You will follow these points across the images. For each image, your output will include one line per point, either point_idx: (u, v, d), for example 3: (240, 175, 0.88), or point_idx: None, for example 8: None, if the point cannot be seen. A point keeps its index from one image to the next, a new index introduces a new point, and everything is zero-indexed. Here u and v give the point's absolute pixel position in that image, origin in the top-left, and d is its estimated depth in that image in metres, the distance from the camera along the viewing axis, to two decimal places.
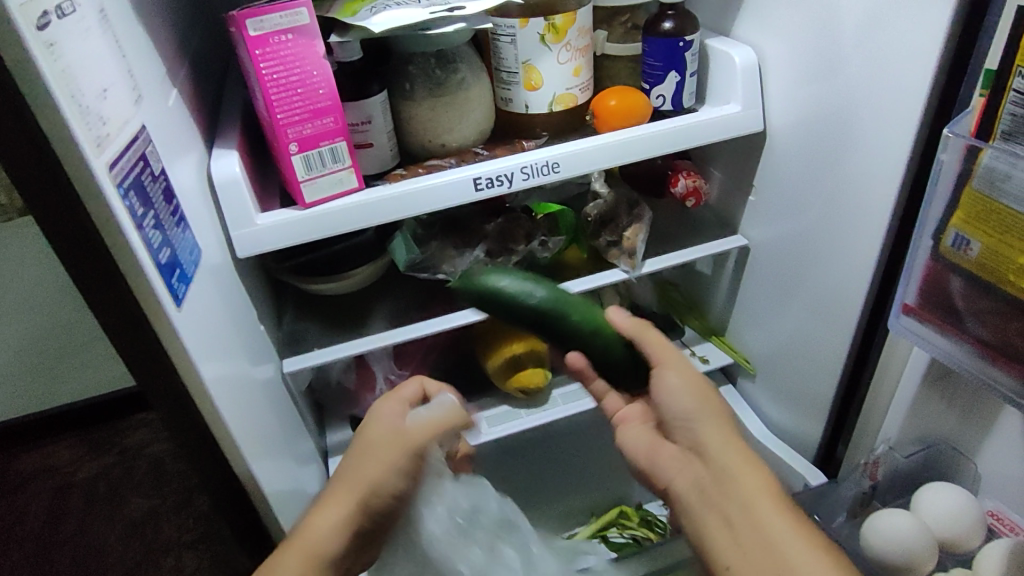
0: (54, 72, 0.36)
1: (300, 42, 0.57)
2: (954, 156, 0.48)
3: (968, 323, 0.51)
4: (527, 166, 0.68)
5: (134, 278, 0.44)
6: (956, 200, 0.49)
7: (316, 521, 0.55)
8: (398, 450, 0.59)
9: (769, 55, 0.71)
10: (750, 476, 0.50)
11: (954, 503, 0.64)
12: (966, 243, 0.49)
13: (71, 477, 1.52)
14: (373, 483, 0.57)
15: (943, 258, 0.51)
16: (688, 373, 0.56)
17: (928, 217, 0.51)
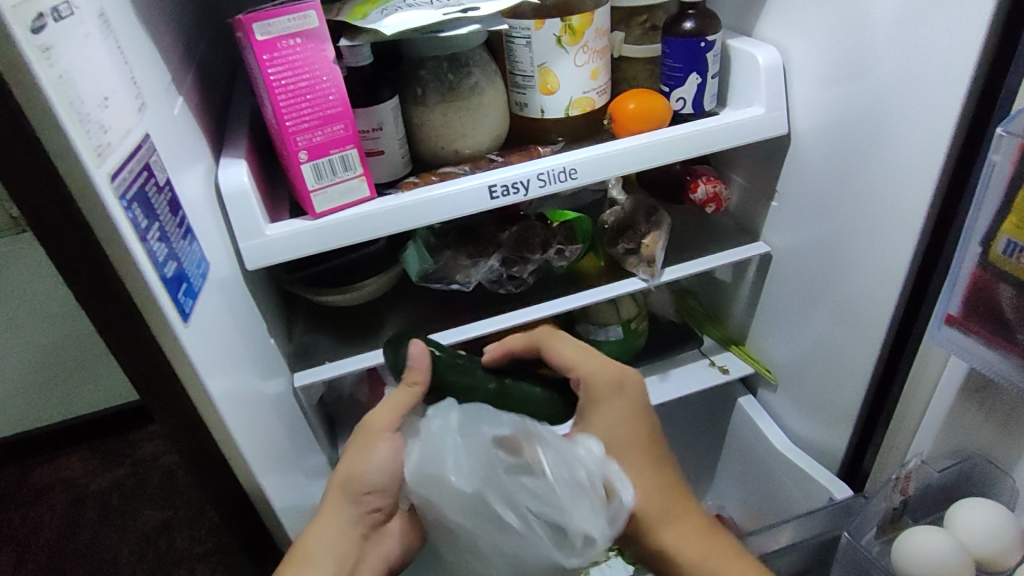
0: (51, 78, 0.34)
1: (309, 47, 0.55)
2: (1008, 156, 0.45)
3: (1019, 335, 0.48)
4: (543, 173, 0.65)
5: (139, 294, 0.41)
6: (1009, 204, 0.46)
7: (309, 536, 0.54)
8: (370, 443, 0.56)
9: (795, 55, 0.68)
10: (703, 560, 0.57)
11: (992, 521, 0.59)
12: (1018, 250, 0.46)
13: (86, 488, 1.51)
14: (346, 473, 0.56)
15: (992, 267, 0.48)
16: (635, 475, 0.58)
17: (976, 222, 0.49)
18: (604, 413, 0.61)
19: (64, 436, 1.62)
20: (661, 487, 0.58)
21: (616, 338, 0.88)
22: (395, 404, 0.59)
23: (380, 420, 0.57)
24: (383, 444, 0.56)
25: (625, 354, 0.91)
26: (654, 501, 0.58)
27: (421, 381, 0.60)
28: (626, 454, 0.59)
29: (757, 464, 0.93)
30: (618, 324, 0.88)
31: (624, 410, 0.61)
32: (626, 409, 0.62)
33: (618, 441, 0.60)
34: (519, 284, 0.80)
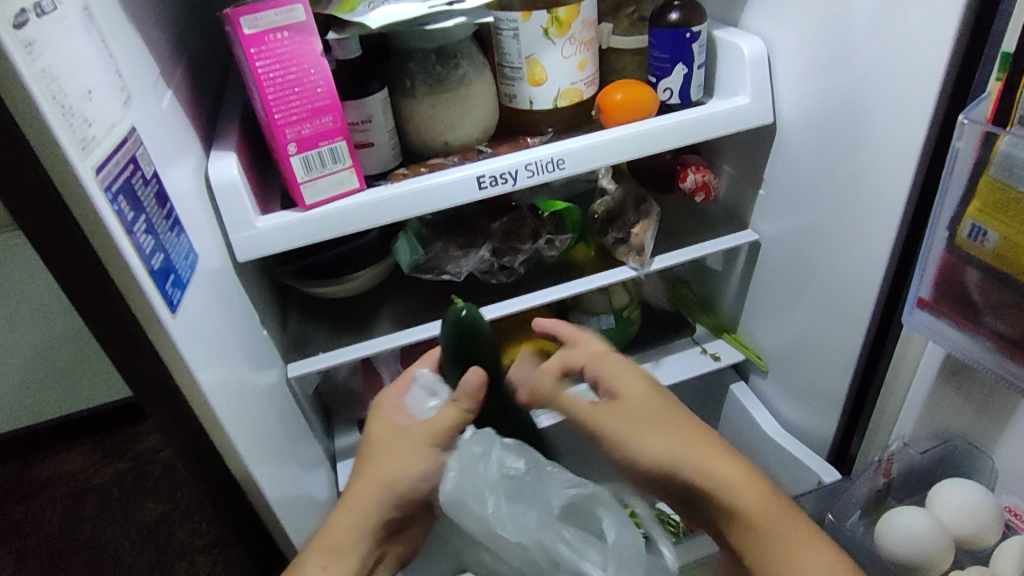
0: (33, 73, 0.35)
1: (296, 40, 0.56)
2: (970, 143, 0.46)
3: (986, 317, 0.49)
4: (531, 163, 0.66)
5: (126, 286, 0.42)
6: (972, 189, 0.47)
7: (340, 521, 0.56)
8: (416, 448, 0.57)
9: (779, 44, 0.69)
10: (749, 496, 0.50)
11: (974, 502, 0.61)
12: (982, 233, 0.47)
13: (87, 482, 1.52)
14: (386, 476, 0.57)
15: (959, 250, 0.49)
16: (656, 422, 0.54)
17: (943, 207, 0.49)
18: (615, 382, 0.58)
19: (63, 431, 1.63)
20: (706, 451, 0.52)
21: (609, 326, 0.89)
22: (445, 420, 0.58)
23: (427, 432, 0.57)
24: (433, 457, 0.57)
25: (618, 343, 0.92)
26: (703, 462, 0.52)
27: (472, 405, 0.57)
28: (666, 429, 0.54)
29: (749, 451, 0.94)
30: (610, 312, 0.89)
31: (636, 373, 0.58)
32: (636, 371, 0.58)
33: (639, 407, 0.55)
34: (510, 273, 0.81)
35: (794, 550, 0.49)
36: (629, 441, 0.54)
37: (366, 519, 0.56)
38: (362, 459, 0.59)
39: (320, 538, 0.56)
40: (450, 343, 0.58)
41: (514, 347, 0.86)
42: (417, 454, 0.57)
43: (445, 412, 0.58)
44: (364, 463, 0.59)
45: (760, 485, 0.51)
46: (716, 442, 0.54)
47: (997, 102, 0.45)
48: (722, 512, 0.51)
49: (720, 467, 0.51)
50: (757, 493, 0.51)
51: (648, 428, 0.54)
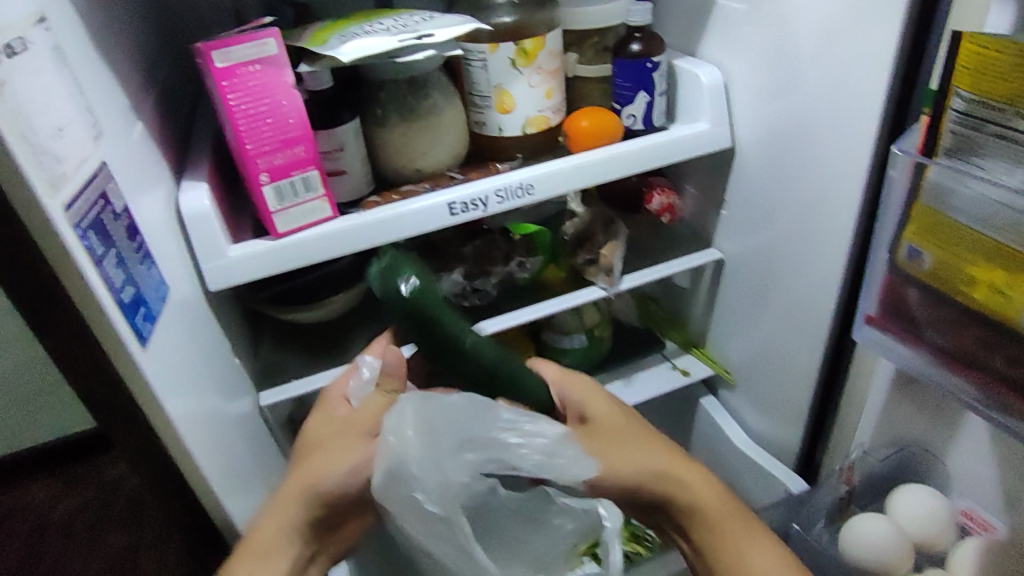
0: (3, 113, 0.35)
1: (268, 72, 0.57)
2: (903, 172, 0.49)
3: (926, 332, 0.51)
4: (501, 190, 0.68)
5: (96, 321, 0.43)
6: (907, 213, 0.49)
7: (268, 523, 0.54)
8: (346, 439, 0.58)
9: (733, 72, 0.72)
10: (707, 499, 0.59)
11: (932, 510, 0.63)
12: (918, 254, 0.49)
13: (48, 515, 1.49)
14: (309, 476, 0.55)
15: (899, 271, 0.51)
16: (628, 440, 0.61)
17: (884, 230, 0.52)
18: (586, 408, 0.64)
19: (25, 463, 1.60)
20: (674, 459, 0.60)
21: (581, 345, 0.91)
22: (371, 410, 0.60)
23: (360, 421, 0.59)
24: (361, 446, 0.57)
25: (590, 360, 0.94)
26: (672, 471, 0.59)
27: (396, 387, 0.62)
28: (644, 447, 0.60)
29: (718, 465, 0.96)
30: (582, 331, 0.91)
31: (604, 391, 0.65)
32: (599, 390, 0.66)
33: (616, 431, 0.61)
34: (483, 297, 0.81)
35: (743, 549, 0.58)
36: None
37: (286, 519, 0.54)
38: (296, 459, 0.59)
39: (246, 544, 0.54)
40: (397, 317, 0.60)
41: None
42: (343, 445, 0.57)
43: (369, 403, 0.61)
44: (293, 463, 0.58)
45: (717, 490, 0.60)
46: (677, 451, 0.62)
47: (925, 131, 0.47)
48: (689, 515, 0.59)
49: (686, 474, 0.60)
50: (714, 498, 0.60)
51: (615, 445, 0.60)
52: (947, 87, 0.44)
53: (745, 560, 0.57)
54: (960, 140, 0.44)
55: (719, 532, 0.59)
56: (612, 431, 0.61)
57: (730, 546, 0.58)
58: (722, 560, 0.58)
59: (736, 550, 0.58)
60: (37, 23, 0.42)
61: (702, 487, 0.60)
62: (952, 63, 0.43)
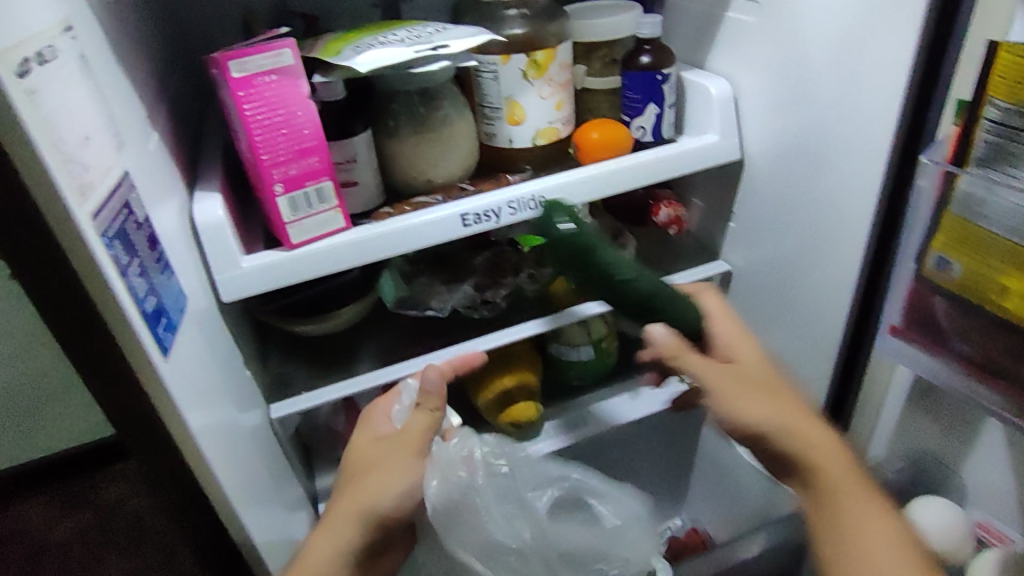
0: (35, 120, 0.35)
1: (283, 83, 0.57)
2: (933, 182, 0.50)
3: (953, 342, 0.52)
4: (513, 201, 0.68)
5: (119, 330, 0.42)
6: (936, 224, 0.50)
7: (318, 546, 0.55)
8: (403, 456, 0.60)
9: (743, 85, 0.72)
10: (831, 457, 0.54)
11: (953, 522, 0.63)
12: (947, 263, 0.50)
13: (45, 538, 1.55)
14: (362, 502, 0.57)
15: (926, 280, 0.52)
16: (771, 394, 0.58)
17: (910, 240, 0.52)
18: (734, 349, 0.62)
19: (30, 479, 1.65)
20: (804, 419, 0.56)
21: (588, 357, 0.91)
22: (417, 430, 0.61)
23: (415, 439, 0.61)
24: (415, 465, 0.60)
25: (597, 373, 0.94)
26: (802, 432, 0.55)
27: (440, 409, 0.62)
28: (776, 397, 0.57)
29: (724, 478, 0.96)
30: (589, 343, 0.91)
31: (750, 336, 0.63)
32: (748, 338, 0.63)
33: (755, 376, 0.59)
34: (492, 308, 0.81)
35: (860, 519, 0.52)
36: (724, 397, 0.57)
37: (342, 541, 0.55)
38: (344, 480, 0.61)
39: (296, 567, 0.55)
40: (567, 255, 0.60)
41: (497, 381, 0.86)
42: (398, 468, 0.59)
43: (416, 420, 0.61)
44: (345, 486, 0.60)
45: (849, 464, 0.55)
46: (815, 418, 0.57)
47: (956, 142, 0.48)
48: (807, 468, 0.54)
49: (816, 438, 0.55)
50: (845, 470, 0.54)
51: (747, 388, 0.58)
52: (982, 95, 0.44)
53: (848, 521, 0.52)
54: (995, 149, 0.45)
55: (833, 492, 0.53)
56: (750, 375, 0.59)
57: (840, 507, 0.53)
58: (830, 520, 0.53)
59: (845, 514, 0.53)
60: (63, 31, 0.42)
61: (827, 445, 0.55)
62: (987, 72, 0.44)
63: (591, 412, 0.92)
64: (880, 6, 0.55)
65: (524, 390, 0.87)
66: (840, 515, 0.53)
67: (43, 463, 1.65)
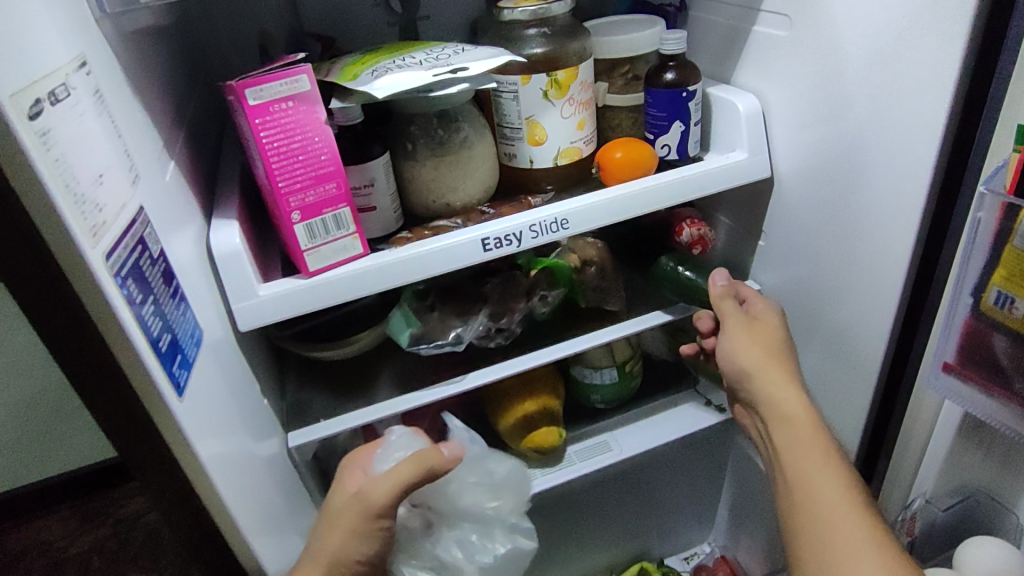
0: (48, 164, 0.33)
1: (300, 109, 0.56)
2: (991, 213, 0.48)
3: (1016, 383, 0.51)
4: (535, 224, 0.66)
5: (135, 374, 0.41)
6: (995, 258, 0.49)
7: None
8: (364, 514, 0.59)
9: (773, 100, 0.70)
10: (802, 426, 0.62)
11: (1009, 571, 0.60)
12: (1010, 301, 0.49)
13: (64, 552, 1.55)
14: (331, 556, 0.57)
15: (985, 317, 0.51)
16: (760, 352, 0.67)
17: (967, 274, 0.52)
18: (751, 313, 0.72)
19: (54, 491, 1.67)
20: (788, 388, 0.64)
21: (612, 380, 0.89)
22: (397, 476, 0.60)
23: (381, 491, 0.59)
24: (378, 526, 0.59)
25: (620, 396, 0.91)
26: (776, 386, 0.65)
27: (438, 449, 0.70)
28: (764, 357, 0.67)
29: (756, 503, 0.94)
30: (613, 366, 0.88)
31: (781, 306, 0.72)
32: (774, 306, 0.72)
33: (756, 336, 0.69)
34: (508, 335, 0.80)
35: (819, 489, 0.57)
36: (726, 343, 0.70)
37: None
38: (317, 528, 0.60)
39: None
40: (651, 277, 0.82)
41: (518, 406, 0.84)
42: (364, 528, 0.58)
43: (376, 483, 0.60)
44: (314, 539, 0.59)
45: (817, 446, 0.60)
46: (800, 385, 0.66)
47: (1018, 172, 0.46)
48: (781, 427, 0.63)
49: (787, 402, 0.64)
50: (821, 455, 0.59)
51: (755, 342, 0.69)
52: None
53: (814, 494, 0.57)
54: None
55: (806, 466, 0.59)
56: (754, 333, 0.69)
57: (810, 480, 0.58)
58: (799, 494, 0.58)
59: (811, 483, 0.58)
60: (77, 67, 0.41)
61: (800, 419, 0.62)
62: None
63: (617, 440, 0.89)
64: (922, 19, 0.52)
65: (548, 415, 0.84)
66: (808, 489, 0.58)
67: (66, 476, 1.66)
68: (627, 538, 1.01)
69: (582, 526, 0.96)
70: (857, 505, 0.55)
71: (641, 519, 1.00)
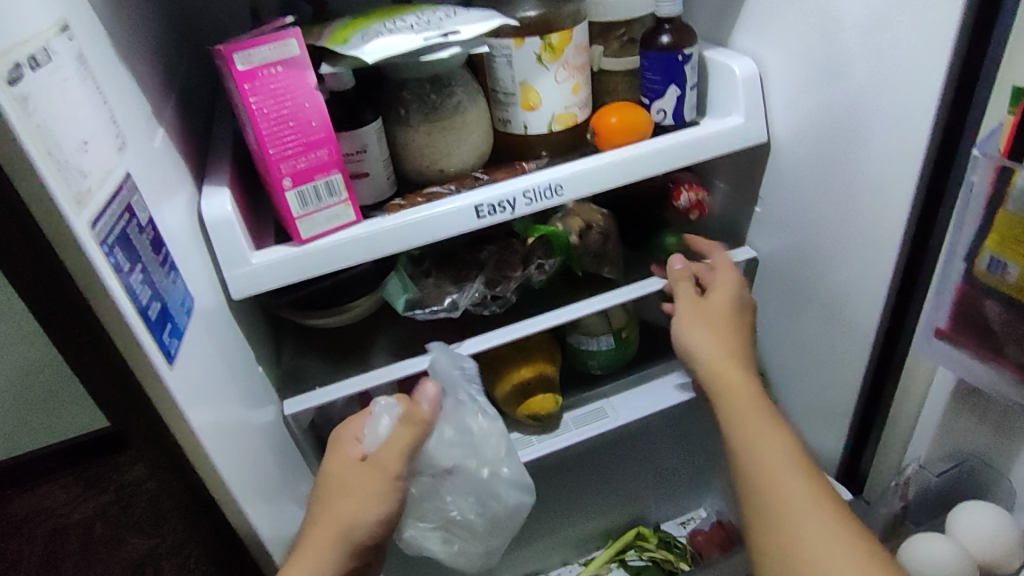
0: (29, 130, 0.33)
1: (290, 74, 0.55)
2: (985, 175, 0.48)
3: (1008, 349, 0.51)
4: (529, 191, 0.65)
5: (124, 342, 0.41)
6: (989, 222, 0.49)
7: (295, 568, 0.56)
8: (379, 483, 0.60)
9: (770, 64, 0.69)
10: (751, 414, 0.61)
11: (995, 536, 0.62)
12: (1003, 266, 0.49)
13: (67, 518, 1.57)
14: (342, 526, 0.58)
15: (977, 282, 0.51)
16: (714, 337, 0.67)
17: (960, 238, 0.51)
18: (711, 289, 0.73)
19: (55, 459, 1.68)
20: (736, 375, 0.64)
21: (608, 347, 0.89)
22: (401, 443, 0.62)
23: (392, 462, 0.61)
24: (390, 494, 0.60)
25: (616, 363, 0.92)
26: (725, 374, 0.64)
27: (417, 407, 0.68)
28: (714, 342, 0.67)
29: None
30: (609, 333, 0.89)
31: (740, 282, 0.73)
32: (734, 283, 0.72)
33: (709, 315, 0.69)
34: (503, 303, 0.80)
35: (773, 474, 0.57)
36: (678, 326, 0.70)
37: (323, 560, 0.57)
38: (318, 502, 0.61)
39: None
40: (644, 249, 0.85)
41: (514, 373, 0.84)
42: (375, 499, 0.60)
43: (386, 452, 0.61)
44: (319, 512, 0.60)
45: (771, 424, 0.60)
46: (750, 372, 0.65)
47: (1013, 133, 0.46)
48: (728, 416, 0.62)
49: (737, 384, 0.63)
50: (774, 439, 0.59)
51: (708, 325, 0.69)
52: None
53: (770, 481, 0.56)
54: None
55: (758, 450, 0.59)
56: (707, 314, 0.70)
57: (764, 466, 0.57)
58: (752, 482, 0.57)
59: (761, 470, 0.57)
60: (59, 31, 0.40)
61: (749, 403, 0.62)
62: None
63: (613, 406, 0.90)
64: None
65: (544, 382, 0.85)
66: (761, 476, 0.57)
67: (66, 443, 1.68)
68: (614, 504, 1.02)
69: (577, 490, 0.97)
70: (817, 490, 0.55)
71: (628, 486, 1.01)
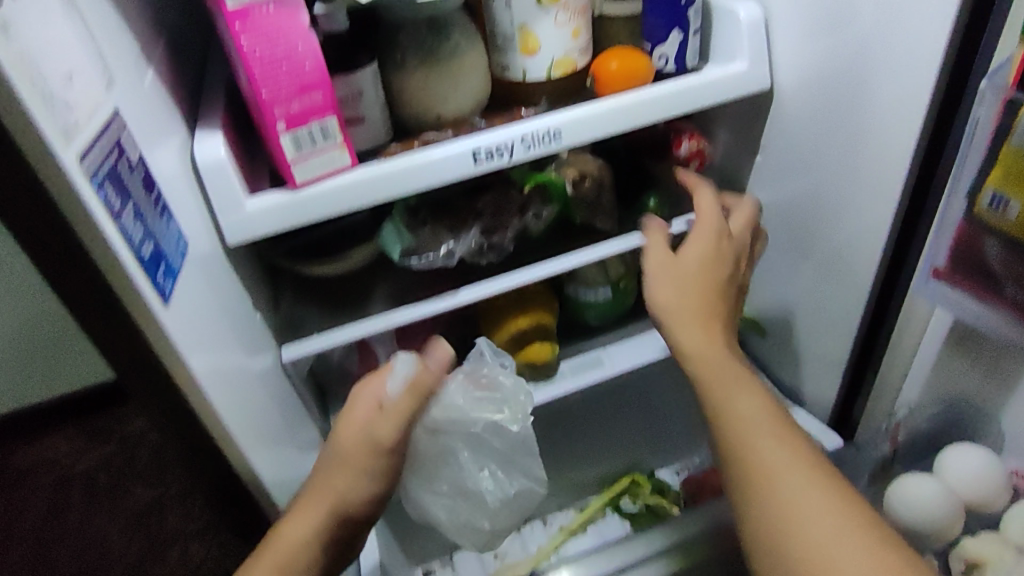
0: (15, 60, 0.32)
1: (282, 12, 0.53)
2: (990, 111, 0.47)
3: (1007, 288, 0.51)
4: (527, 136, 0.64)
5: (118, 280, 0.40)
6: (991, 160, 0.48)
7: (290, 527, 0.57)
8: (374, 454, 0.61)
9: (774, 7, 0.68)
10: (736, 396, 0.60)
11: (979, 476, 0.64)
12: (1004, 202, 0.48)
13: (71, 469, 1.60)
14: (335, 494, 0.59)
15: (977, 220, 0.50)
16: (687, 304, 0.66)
17: (962, 177, 0.51)
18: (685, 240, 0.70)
19: (57, 412, 1.70)
20: (715, 352, 0.63)
21: (606, 298, 0.89)
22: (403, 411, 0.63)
23: (387, 432, 0.61)
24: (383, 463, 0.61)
25: (613, 313, 0.92)
26: (703, 353, 0.63)
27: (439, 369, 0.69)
28: (690, 319, 0.65)
29: None
30: (607, 284, 0.89)
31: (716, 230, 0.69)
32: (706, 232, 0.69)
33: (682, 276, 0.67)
34: (500, 253, 0.79)
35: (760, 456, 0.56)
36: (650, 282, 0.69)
37: (316, 525, 0.58)
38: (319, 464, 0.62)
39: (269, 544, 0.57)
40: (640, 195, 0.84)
41: (509, 323, 0.84)
42: (369, 468, 0.60)
43: (386, 423, 0.61)
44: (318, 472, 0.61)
45: (755, 400, 0.60)
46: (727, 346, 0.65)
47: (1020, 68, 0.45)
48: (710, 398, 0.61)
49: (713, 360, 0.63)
50: (760, 423, 0.58)
51: (674, 283, 0.67)
52: None
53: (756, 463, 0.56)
54: None
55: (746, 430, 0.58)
56: (676, 272, 0.68)
57: (752, 449, 0.56)
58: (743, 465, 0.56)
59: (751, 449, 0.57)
60: None
61: (728, 379, 0.61)
62: None
63: (608, 355, 0.90)
64: None
65: (541, 331, 0.85)
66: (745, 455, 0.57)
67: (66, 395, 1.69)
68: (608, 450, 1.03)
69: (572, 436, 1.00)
70: (806, 466, 0.55)
71: (622, 434, 1.03)
